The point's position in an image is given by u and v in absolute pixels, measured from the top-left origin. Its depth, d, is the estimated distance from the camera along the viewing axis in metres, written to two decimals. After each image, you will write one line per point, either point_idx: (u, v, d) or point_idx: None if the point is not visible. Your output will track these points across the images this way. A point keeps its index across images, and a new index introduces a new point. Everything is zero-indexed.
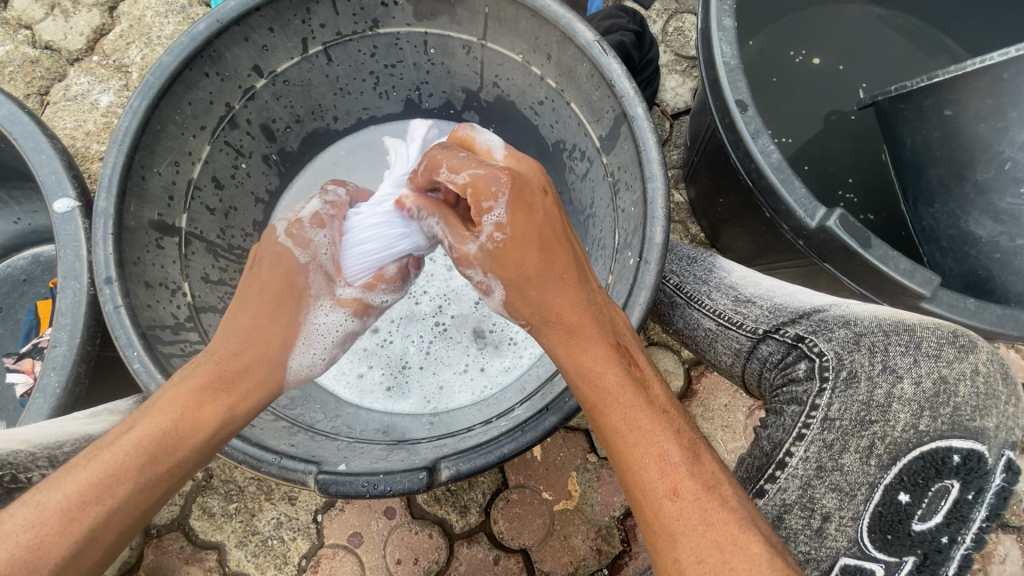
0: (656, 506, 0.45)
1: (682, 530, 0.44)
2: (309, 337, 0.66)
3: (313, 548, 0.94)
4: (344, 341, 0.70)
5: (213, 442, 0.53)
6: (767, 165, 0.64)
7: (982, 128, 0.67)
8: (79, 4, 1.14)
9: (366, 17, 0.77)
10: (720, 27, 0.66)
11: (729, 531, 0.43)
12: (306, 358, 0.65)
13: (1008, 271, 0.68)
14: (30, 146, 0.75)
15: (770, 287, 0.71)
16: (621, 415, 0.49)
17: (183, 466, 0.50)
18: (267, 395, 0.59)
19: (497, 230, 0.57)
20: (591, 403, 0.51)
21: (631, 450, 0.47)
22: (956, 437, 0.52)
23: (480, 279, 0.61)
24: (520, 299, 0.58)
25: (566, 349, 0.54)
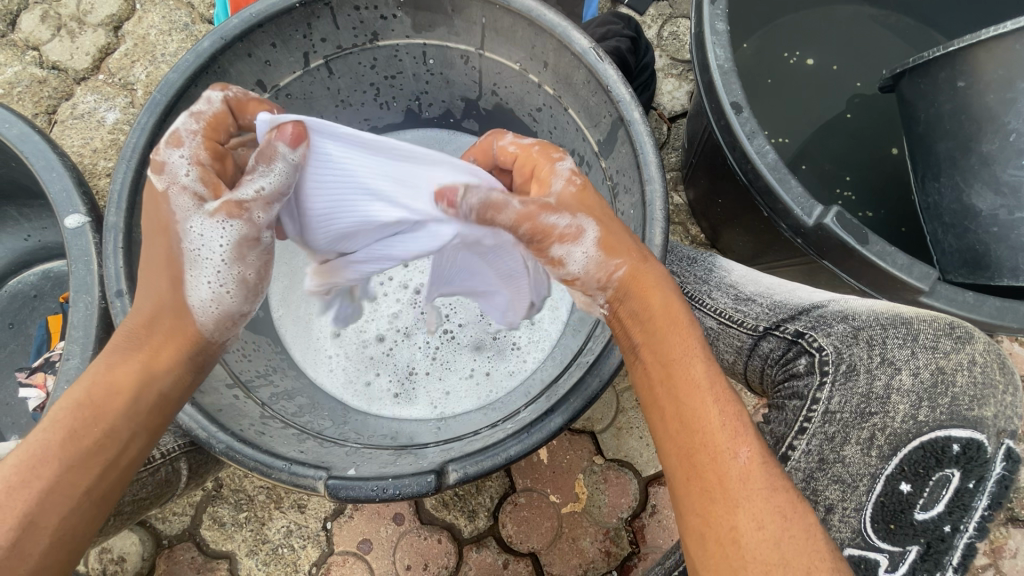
0: (721, 469, 0.45)
1: (747, 493, 0.44)
2: (202, 262, 0.55)
3: (323, 555, 0.95)
4: (242, 254, 0.57)
5: (140, 400, 0.52)
6: (763, 164, 0.65)
7: (991, 98, 0.68)
8: (86, 25, 1.16)
9: (365, 30, 0.78)
10: (713, 31, 0.68)
11: (789, 499, 0.44)
12: (200, 289, 0.56)
13: (1004, 245, 0.68)
14: (41, 163, 0.77)
15: (770, 285, 0.72)
16: (702, 371, 0.49)
17: (112, 433, 0.50)
18: (192, 345, 0.56)
19: (574, 175, 0.60)
20: (669, 361, 0.50)
21: (708, 409, 0.47)
22: (956, 426, 0.53)
23: (568, 224, 0.55)
24: (614, 237, 0.56)
25: (640, 301, 0.54)
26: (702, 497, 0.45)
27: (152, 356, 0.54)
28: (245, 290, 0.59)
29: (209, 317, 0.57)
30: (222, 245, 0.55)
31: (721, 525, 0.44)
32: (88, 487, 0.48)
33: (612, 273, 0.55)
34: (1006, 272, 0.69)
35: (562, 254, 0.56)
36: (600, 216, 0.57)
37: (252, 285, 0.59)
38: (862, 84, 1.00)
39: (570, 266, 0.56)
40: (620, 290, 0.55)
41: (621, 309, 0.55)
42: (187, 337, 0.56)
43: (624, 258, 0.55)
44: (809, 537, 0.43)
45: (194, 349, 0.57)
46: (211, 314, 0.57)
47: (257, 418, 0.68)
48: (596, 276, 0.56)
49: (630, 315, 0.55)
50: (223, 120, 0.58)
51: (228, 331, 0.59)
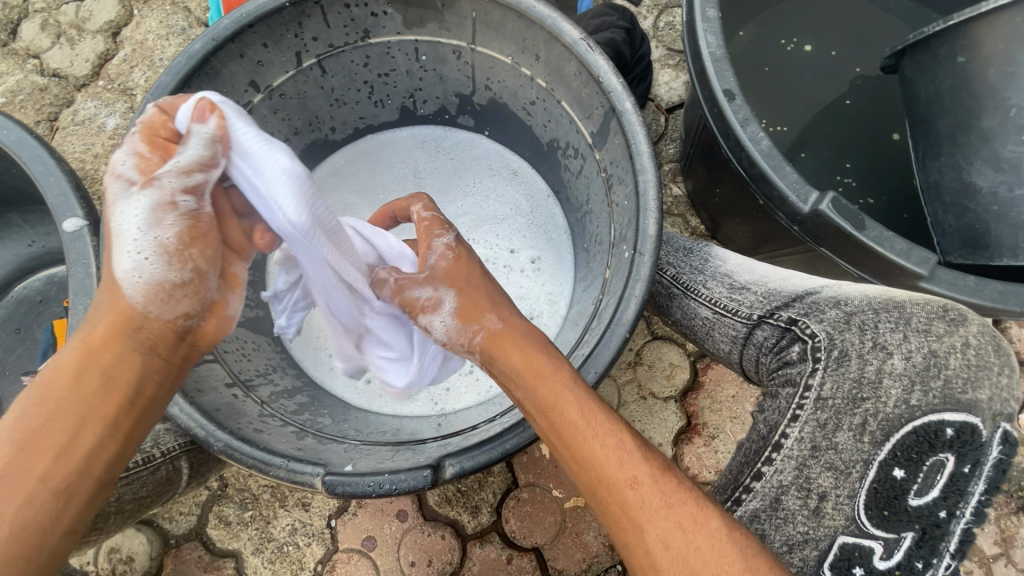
0: (619, 499, 0.47)
1: (648, 514, 0.46)
2: (125, 232, 0.54)
3: (328, 553, 0.95)
4: (163, 223, 0.55)
5: (88, 386, 0.54)
6: (757, 151, 0.64)
7: (992, 73, 0.67)
8: (84, 32, 1.18)
9: (356, 28, 0.78)
10: (705, 18, 0.67)
11: (687, 506, 0.46)
12: (127, 263, 0.55)
13: (1005, 223, 0.67)
14: (40, 168, 0.78)
15: (764, 273, 0.71)
16: (576, 409, 0.51)
17: (62, 427, 0.53)
18: (129, 327, 0.56)
19: (447, 251, 0.63)
20: (547, 412, 0.52)
21: (591, 445, 0.50)
22: (948, 410, 0.52)
23: (428, 296, 0.61)
24: (471, 303, 0.59)
25: (509, 359, 0.55)
26: (615, 529, 0.47)
27: (102, 344, 0.55)
28: (170, 257, 0.56)
29: (137, 288, 0.55)
30: (138, 215, 0.54)
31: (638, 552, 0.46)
32: (43, 478, 0.52)
33: (471, 338, 0.58)
34: (1006, 251, 0.68)
35: (426, 323, 0.61)
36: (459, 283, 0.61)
37: (182, 252, 0.56)
38: (862, 69, 0.98)
39: (433, 334, 0.60)
40: (487, 352, 0.57)
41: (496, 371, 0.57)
42: (127, 317, 0.56)
43: (479, 325, 0.58)
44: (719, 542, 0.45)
45: (139, 329, 0.56)
46: (139, 285, 0.55)
47: (256, 417, 0.68)
48: (458, 341, 0.59)
49: (500, 375, 0.56)
50: (164, 123, 0.58)
51: (169, 306, 0.57)
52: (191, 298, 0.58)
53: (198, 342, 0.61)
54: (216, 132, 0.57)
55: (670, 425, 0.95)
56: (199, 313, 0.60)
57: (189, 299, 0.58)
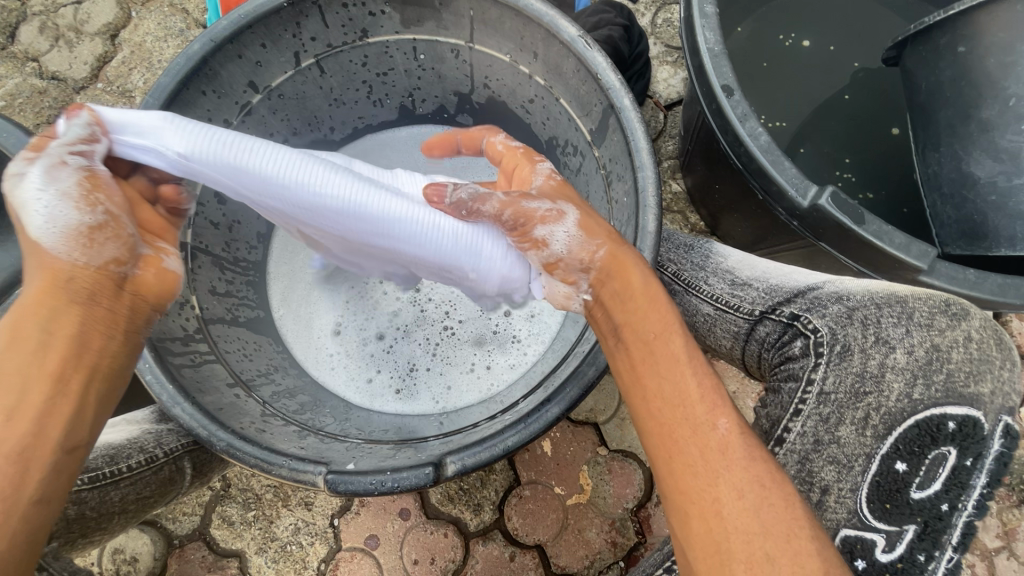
0: (701, 442, 0.47)
1: (728, 464, 0.46)
2: (25, 201, 0.51)
3: (331, 551, 0.96)
4: (63, 179, 0.52)
5: (26, 345, 0.50)
6: (756, 147, 0.64)
7: (991, 61, 0.68)
8: (83, 34, 1.18)
9: (355, 28, 0.78)
10: (702, 14, 0.67)
11: (769, 467, 0.46)
12: (39, 223, 0.51)
13: (1004, 213, 0.67)
14: None
15: (765, 269, 0.71)
16: (681, 346, 0.50)
17: (5, 391, 0.48)
18: (60, 281, 0.52)
19: (552, 174, 0.63)
20: (648, 342, 0.51)
21: (687, 383, 0.49)
22: (951, 403, 0.54)
23: (549, 208, 0.57)
24: (590, 219, 0.57)
25: (620, 282, 0.54)
26: (683, 472, 0.46)
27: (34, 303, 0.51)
28: (80, 204, 0.52)
29: (57, 241, 0.51)
30: (36, 184, 0.51)
31: (705, 498, 0.45)
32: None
33: (593, 254, 0.56)
34: (1004, 241, 0.68)
35: (545, 233, 0.57)
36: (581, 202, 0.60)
37: (91, 199, 0.52)
38: (861, 64, 0.98)
39: (553, 244, 0.57)
40: (604, 270, 0.55)
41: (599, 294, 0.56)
42: (58, 271, 0.52)
43: (604, 240, 0.56)
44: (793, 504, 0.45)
45: (72, 282, 0.52)
46: (62, 236, 0.51)
47: (258, 417, 0.68)
48: (580, 253, 0.56)
49: (613, 297, 0.55)
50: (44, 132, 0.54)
51: (94, 252, 0.53)
52: (117, 243, 0.54)
53: (140, 292, 0.56)
54: (90, 118, 0.56)
55: None
56: (132, 260, 0.56)
57: (115, 245, 0.54)
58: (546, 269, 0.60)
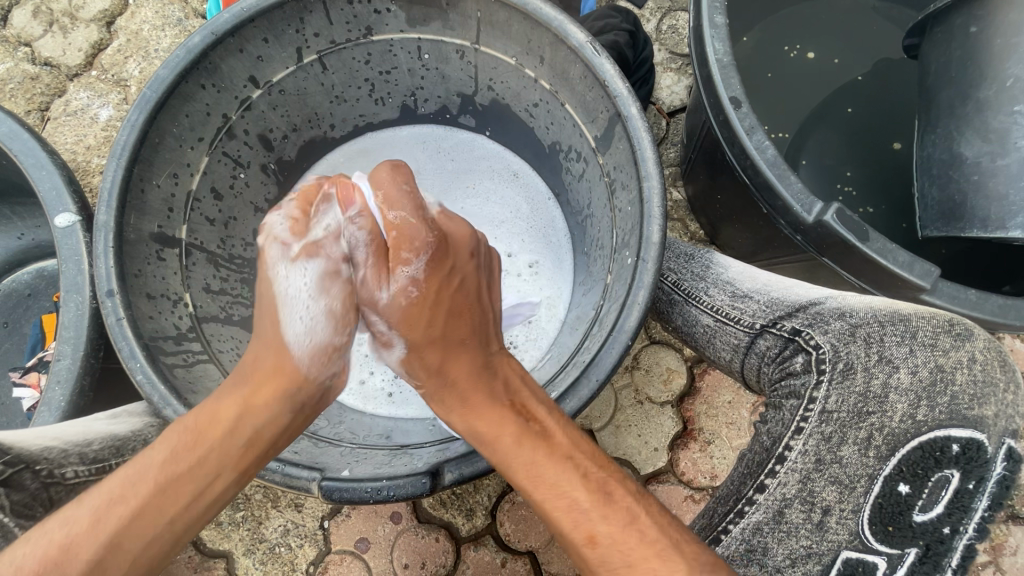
0: (587, 554, 0.48)
1: (608, 574, 0.47)
2: (297, 296, 0.55)
3: (320, 554, 0.94)
4: (331, 290, 0.56)
5: (233, 437, 0.50)
6: (763, 160, 0.63)
7: (998, 43, 0.68)
8: (78, 20, 1.15)
9: (359, 25, 0.77)
10: (712, 24, 0.66)
11: (661, 559, 0.45)
12: (296, 325, 0.55)
13: (981, 194, 0.69)
14: (31, 161, 0.76)
15: (766, 281, 0.72)
16: (525, 472, 0.51)
17: (201, 470, 0.48)
18: (296, 389, 0.54)
19: (411, 284, 0.55)
20: (500, 459, 0.53)
21: (544, 505, 0.50)
22: (955, 426, 0.54)
23: (382, 333, 0.58)
24: (426, 351, 0.56)
25: (457, 413, 0.55)
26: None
27: (254, 392, 0.52)
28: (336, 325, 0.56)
29: (305, 355, 0.54)
30: (310, 286, 0.55)
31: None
32: (170, 521, 0.46)
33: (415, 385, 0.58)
34: (977, 223, 0.69)
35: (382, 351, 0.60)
36: (418, 337, 0.56)
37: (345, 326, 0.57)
38: (863, 78, 0.98)
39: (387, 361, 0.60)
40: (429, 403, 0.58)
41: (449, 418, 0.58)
42: (291, 377, 0.53)
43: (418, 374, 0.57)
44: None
45: (294, 388, 0.54)
46: (308, 349, 0.55)
47: None
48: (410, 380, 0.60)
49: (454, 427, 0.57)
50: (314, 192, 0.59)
51: (325, 367, 0.56)
52: (337, 369, 0.57)
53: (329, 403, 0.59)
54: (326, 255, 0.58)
55: (667, 430, 0.97)
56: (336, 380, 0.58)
57: (335, 365, 0.57)
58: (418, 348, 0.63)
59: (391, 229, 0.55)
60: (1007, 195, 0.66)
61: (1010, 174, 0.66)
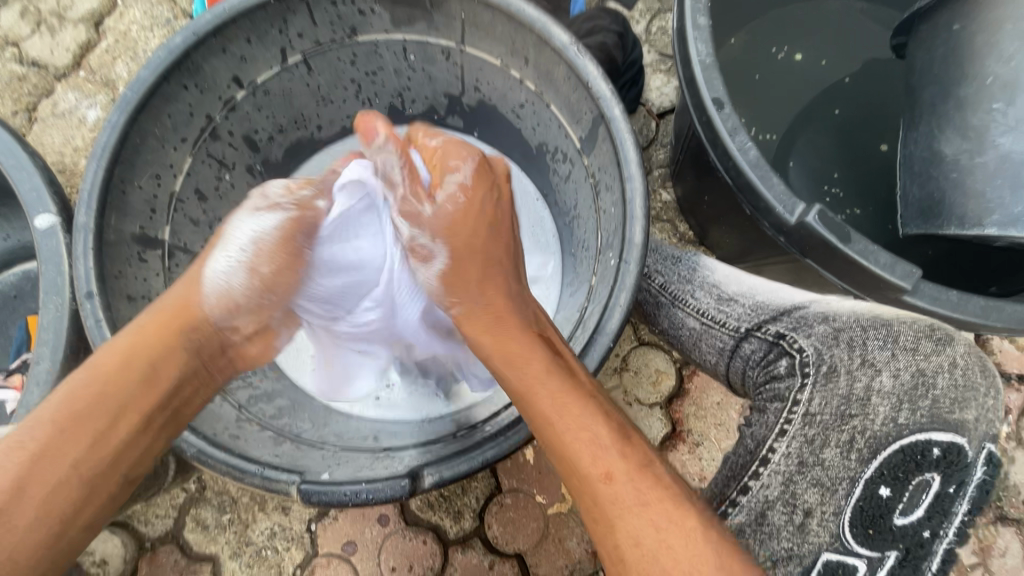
0: (585, 488, 0.52)
1: (619, 512, 0.50)
2: (232, 238, 0.61)
3: (307, 557, 0.94)
4: (269, 249, 0.61)
5: (126, 381, 0.54)
6: (745, 162, 0.63)
7: (980, 40, 0.67)
8: (65, 21, 1.15)
9: (343, 25, 0.77)
10: (695, 25, 0.66)
11: (663, 509, 0.49)
12: (221, 265, 0.60)
13: (959, 190, 0.69)
14: (12, 162, 0.75)
15: (752, 285, 0.72)
16: (547, 402, 0.54)
17: (98, 418, 0.53)
18: (200, 333, 0.59)
19: (459, 190, 0.63)
20: (522, 389, 0.56)
21: (561, 437, 0.53)
22: (936, 430, 0.53)
23: (422, 245, 0.63)
24: (460, 269, 0.63)
25: (494, 337, 0.60)
26: (589, 518, 0.52)
27: (149, 338, 0.56)
28: (253, 279, 0.61)
29: (216, 296, 0.60)
30: (245, 237, 0.60)
31: (609, 541, 0.50)
32: (74, 464, 0.51)
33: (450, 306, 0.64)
34: (954, 220, 0.69)
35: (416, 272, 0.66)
36: (458, 249, 0.63)
37: (268, 281, 0.62)
38: (851, 79, 0.98)
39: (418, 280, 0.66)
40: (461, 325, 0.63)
41: (473, 341, 0.63)
42: (194, 321, 0.59)
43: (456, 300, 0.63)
44: (692, 544, 0.47)
45: (194, 332, 0.59)
46: (218, 292, 0.60)
47: (232, 422, 0.66)
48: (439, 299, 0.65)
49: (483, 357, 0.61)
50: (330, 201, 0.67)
51: (229, 316, 0.61)
52: (252, 321, 0.63)
53: (238, 360, 0.64)
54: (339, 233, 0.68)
55: (656, 432, 0.96)
56: (247, 334, 0.64)
57: (251, 317, 0.63)
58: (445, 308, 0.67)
59: (433, 151, 0.66)
60: (984, 193, 0.66)
61: (987, 171, 0.66)
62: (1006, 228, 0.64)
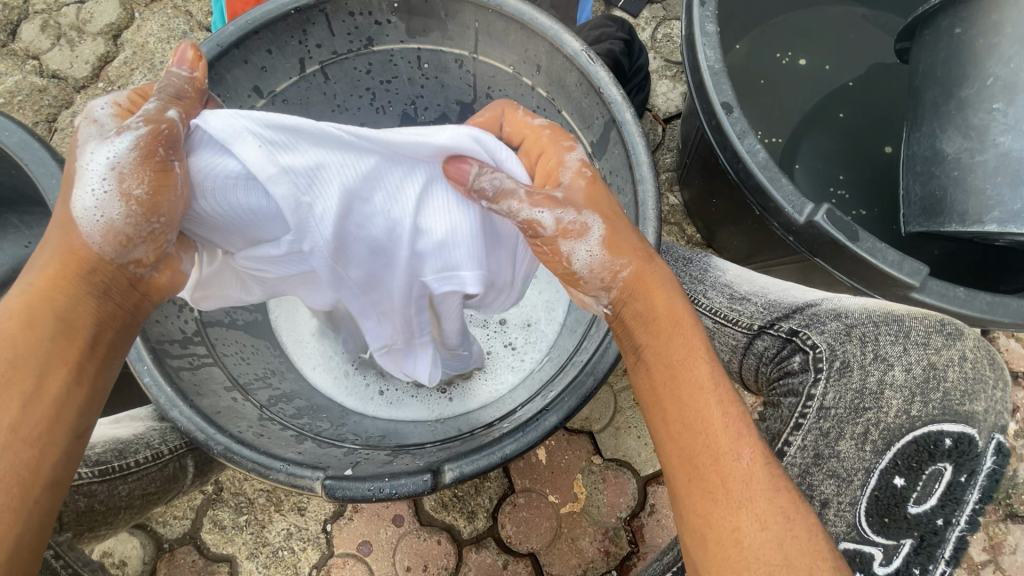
0: (723, 471, 0.46)
1: (750, 494, 0.45)
2: (91, 168, 0.45)
3: (323, 557, 0.95)
4: (140, 168, 0.45)
5: (44, 331, 0.46)
6: (754, 163, 0.65)
7: (981, 43, 0.69)
8: (85, 34, 1.18)
9: (360, 36, 0.79)
10: (703, 32, 0.68)
11: (790, 499, 0.46)
12: (88, 199, 0.46)
13: (959, 188, 0.71)
14: (40, 170, 0.77)
15: (763, 284, 0.74)
16: (705, 371, 0.49)
17: (25, 374, 0.44)
18: (93, 270, 0.47)
19: (583, 167, 0.54)
20: (675, 360, 0.50)
21: (710, 410, 0.48)
22: (947, 421, 0.54)
23: (573, 219, 0.51)
24: (619, 231, 0.52)
25: (648, 301, 0.51)
26: (704, 498, 0.45)
27: (50, 286, 0.46)
28: (129, 204, 0.45)
29: (95, 229, 0.46)
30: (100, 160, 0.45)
31: (723, 526, 0.45)
32: (14, 426, 0.43)
33: (616, 273, 0.52)
34: (956, 217, 0.71)
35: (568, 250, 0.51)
36: (609, 213, 0.53)
37: (145, 208, 0.46)
38: (854, 83, 1.00)
39: (574, 264, 0.51)
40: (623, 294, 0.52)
41: (622, 307, 0.52)
42: (83, 257, 0.47)
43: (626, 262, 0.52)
44: (808, 533, 0.45)
45: (93, 271, 0.47)
46: (99, 225, 0.46)
47: (255, 421, 0.68)
48: (601, 274, 0.52)
49: (631, 316, 0.52)
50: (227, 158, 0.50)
51: (124, 250, 0.47)
52: (151, 250, 0.48)
53: (153, 292, 0.51)
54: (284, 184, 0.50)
55: None
56: (155, 263, 0.50)
57: (148, 247, 0.48)
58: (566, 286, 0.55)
59: (539, 133, 0.57)
60: (985, 190, 0.68)
61: (987, 169, 0.68)
62: (1005, 224, 0.66)
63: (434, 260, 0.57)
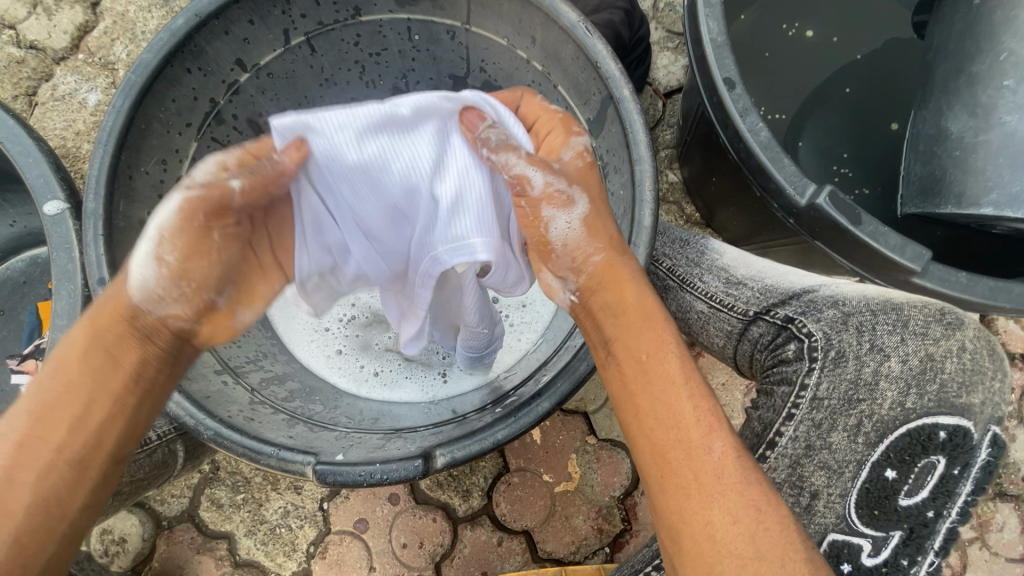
0: (696, 465, 0.45)
1: (722, 488, 0.45)
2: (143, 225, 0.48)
3: (320, 534, 0.96)
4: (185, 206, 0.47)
5: (95, 365, 0.48)
6: (756, 143, 0.63)
7: (998, 14, 0.66)
8: (61, 2, 1.13)
9: (347, 5, 0.75)
10: (707, 2, 0.65)
11: (762, 492, 0.45)
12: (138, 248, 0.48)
13: (960, 169, 0.68)
14: (17, 149, 0.75)
15: (760, 268, 0.71)
16: (677, 364, 0.49)
17: (76, 405, 0.47)
18: (140, 320, 0.49)
19: (585, 151, 0.56)
20: (643, 353, 0.50)
21: (682, 404, 0.47)
22: (942, 414, 0.56)
23: (562, 189, 0.52)
24: (598, 213, 0.54)
25: (614, 293, 0.52)
26: (676, 493, 0.45)
27: (101, 326, 0.49)
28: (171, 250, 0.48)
29: (139, 283, 0.49)
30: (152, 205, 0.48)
31: (696, 521, 0.44)
32: (58, 449, 0.46)
33: (588, 257, 0.53)
34: (953, 199, 0.70)
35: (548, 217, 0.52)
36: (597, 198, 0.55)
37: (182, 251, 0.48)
38: (863, 56, 0.96)
39: (553, 231, 0.53)
40: (597, 272, 0.53)
41: (591, 298, 0.53)
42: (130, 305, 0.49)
43: (601, 248, 0.53)
44: (782, 529, 0.44)
45: (138, 318, 0.49)
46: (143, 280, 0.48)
47: (245, 405, 0.68)
48: (575, 248, 0.53)
49: (601, 307, 0.52)
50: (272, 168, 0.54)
51: (161, 304, 0.49)
52: (186, 304, 0.50)
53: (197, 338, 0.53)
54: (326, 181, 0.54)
55: None
56: (196, 315, 0.51)
57: (183, 302, 0.50)
58: (537, 256, 0.55)
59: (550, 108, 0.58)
60: (985, 170, 0.66)
61: (989, 150, 0.66)
62: (1002, 208, 0.65)
63: (444, 231, 0.57)
